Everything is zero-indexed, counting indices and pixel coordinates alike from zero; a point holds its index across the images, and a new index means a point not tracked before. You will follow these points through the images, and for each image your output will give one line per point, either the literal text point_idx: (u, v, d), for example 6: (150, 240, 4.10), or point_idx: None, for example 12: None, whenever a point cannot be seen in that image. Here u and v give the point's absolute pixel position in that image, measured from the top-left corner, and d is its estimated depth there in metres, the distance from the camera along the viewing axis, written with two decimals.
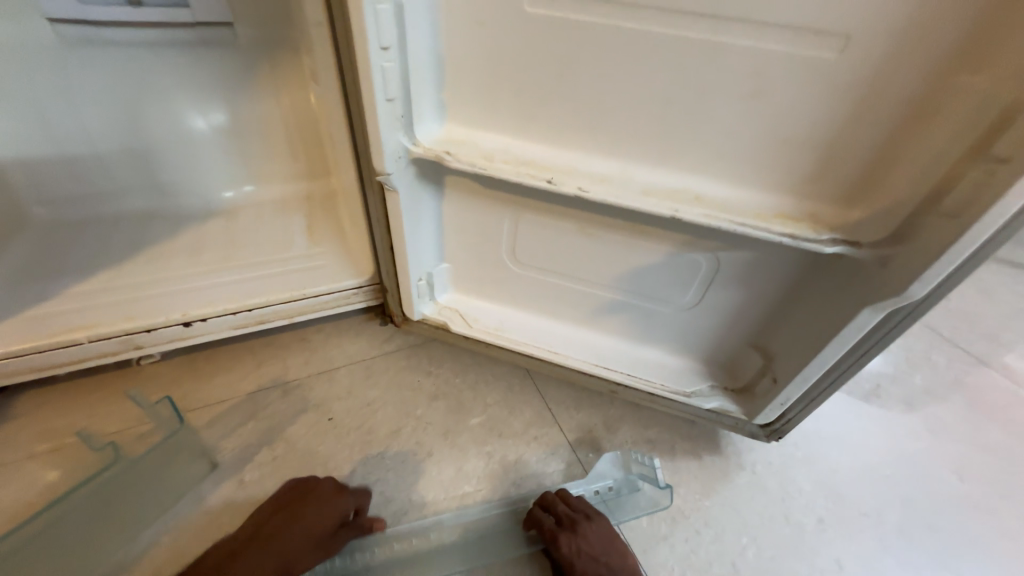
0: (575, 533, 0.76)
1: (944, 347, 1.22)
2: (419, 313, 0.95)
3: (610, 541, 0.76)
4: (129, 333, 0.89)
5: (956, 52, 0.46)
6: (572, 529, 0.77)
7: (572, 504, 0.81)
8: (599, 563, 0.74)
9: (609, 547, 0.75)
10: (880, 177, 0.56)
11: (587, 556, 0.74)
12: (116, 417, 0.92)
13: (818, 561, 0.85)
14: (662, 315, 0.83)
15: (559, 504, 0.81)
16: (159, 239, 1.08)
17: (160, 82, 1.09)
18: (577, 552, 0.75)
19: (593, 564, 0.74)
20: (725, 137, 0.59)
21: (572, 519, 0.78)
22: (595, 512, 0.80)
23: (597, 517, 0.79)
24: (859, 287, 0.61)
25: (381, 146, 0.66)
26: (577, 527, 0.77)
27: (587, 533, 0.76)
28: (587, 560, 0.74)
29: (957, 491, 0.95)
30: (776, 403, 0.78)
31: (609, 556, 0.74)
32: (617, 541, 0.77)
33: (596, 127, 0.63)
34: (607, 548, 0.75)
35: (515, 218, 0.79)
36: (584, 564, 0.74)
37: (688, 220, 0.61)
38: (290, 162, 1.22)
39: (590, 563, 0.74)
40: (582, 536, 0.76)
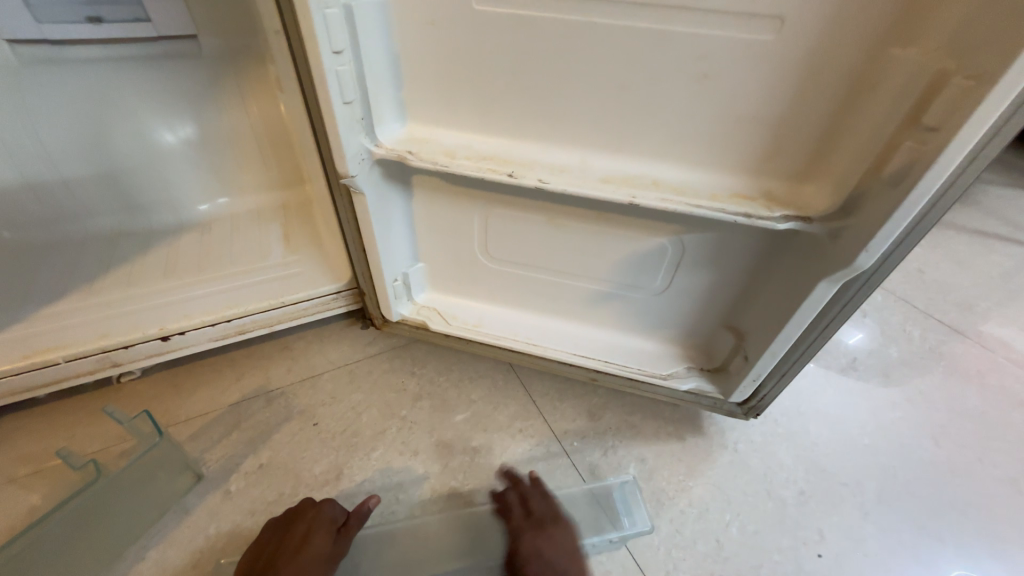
0: (542, 533, 0.75)
1: (918, 318, 1.25)
2: (398, 314, 0.95)
3: (572, 552, 0.73)
4: (106, 350, 0.88)
5: (886, 27, 0.48)
6: (539, 529, 0.76)
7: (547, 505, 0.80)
8: (557, 568, 0.70)
9: (570, 558, 0.72)
10: (825, 152, 0.57)
11: (546, 558, 0.72)
12: (99, 435, 0.91)
13: (801, 532, 0.86)
14: (636, 301, 0.85)
15: (534, 500, 0.80)
16: (135, 256, 1.08)
17: (126, 99, 1.08)
18: (536, 551, 0.73)
19: (548, 568, 0.70)
20: (677, 121, 0.60)
21: (541, 521, 0.77)
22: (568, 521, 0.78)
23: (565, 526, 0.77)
24: (816, 261, 0.63)
25: (343, 148, 0.66)
26: (544, 530, 0.75)
27: (553, 535, 0.75)
28: (544, 561, 0.71)
29: (935, 457, 0.98)
30: (748, 380, 0.80)
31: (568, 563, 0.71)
32: (579, 557, 0.73)
33: (554, 118, 0.64)
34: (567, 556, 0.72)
35: (485, 214, 0.80)
36: (541, 566, 0.70)
37: (647, 204, 0.62)
38: (263, 172, 1.23)
39: (547, 565, 0.71)
40: (547, 538, 0.74)
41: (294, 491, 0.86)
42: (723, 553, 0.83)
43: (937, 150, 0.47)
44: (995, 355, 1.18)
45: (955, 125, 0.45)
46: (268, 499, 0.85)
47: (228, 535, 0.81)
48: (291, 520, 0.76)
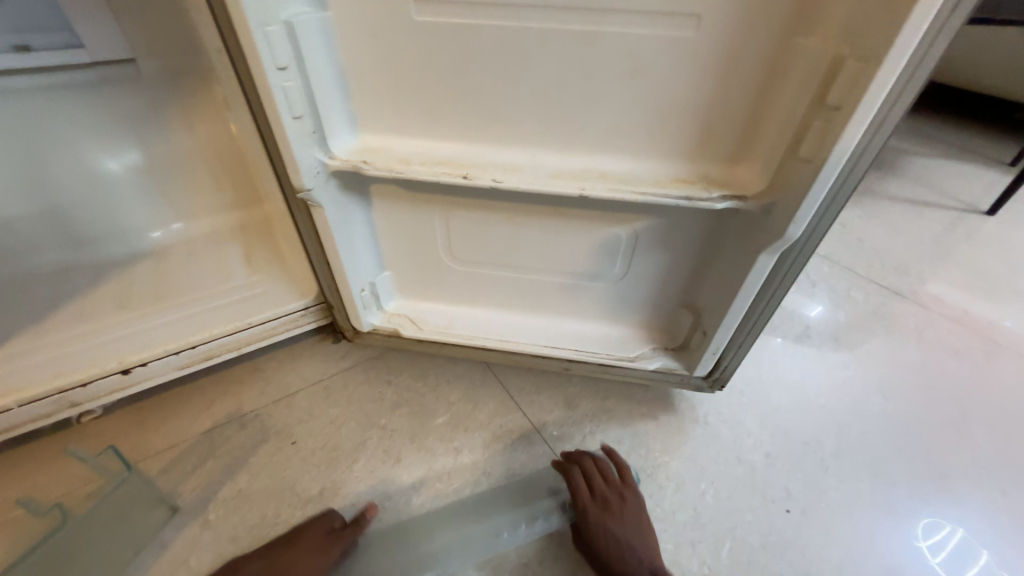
0: (607, 510, 0.80)
1: (861, 284, 1.35)
2: (369, 324, 0.95)
3: (639, 522, 0.80)
4: (62, 390, 0.85)
5: (788, 19, 0.53)
6: (605, 507, 0.80)
7: (610, 481, 0.84)
8: (628, 539, 0.77)
9: (637, 525, 0.79)
10: (752, 134, 0.62)
11: (617, 534, 0.77)
12: (61, 479, 0.87)
13: (770, 491, 0.92)
14: (599, 289, 0.88)
15: (596, 480, 0.84)
16: (87, 289, 1.04)
17: (62, 128, 1.04)
18: (605, 528, 0.78)
19: (617, 542, 0.77)
20: (616, 116, 0.64)
21: (606, 496, 0.82)
22: (632, 489, 0.84)
23: (629, 498, 0.83)
24: (754, 237, 0.68)
25: (297, 163, 0.67)
26: (615, 506, 0.81)
27: (617, 511, 0.80)
28: (614, 534, 0.77)
29: (884, 409, 1.06)
30: (709, 353, 0.84)
31: (635, 533, 0.78)
32: (645, 527, 0.80)
33: (502, 119, 0.67)
34: (635, 526, 0.79)
35: (446, 218, 0.82)
36: (611, 540, 0.77)
37: (596, 195, 0.65)
38: (218, 193, 1.20)
39: (618, 539, 0.77)
40: (613, 514, 0.80)
41: (277, 511, 0.85)
42: (701, 519, 0.88)
43: (842, 126, 0.53)
44: (931, 311, 1.29)
45: (854, 103, 0.51)
46: (250, 523, 0.84)
47: (210, 564, 0.79)
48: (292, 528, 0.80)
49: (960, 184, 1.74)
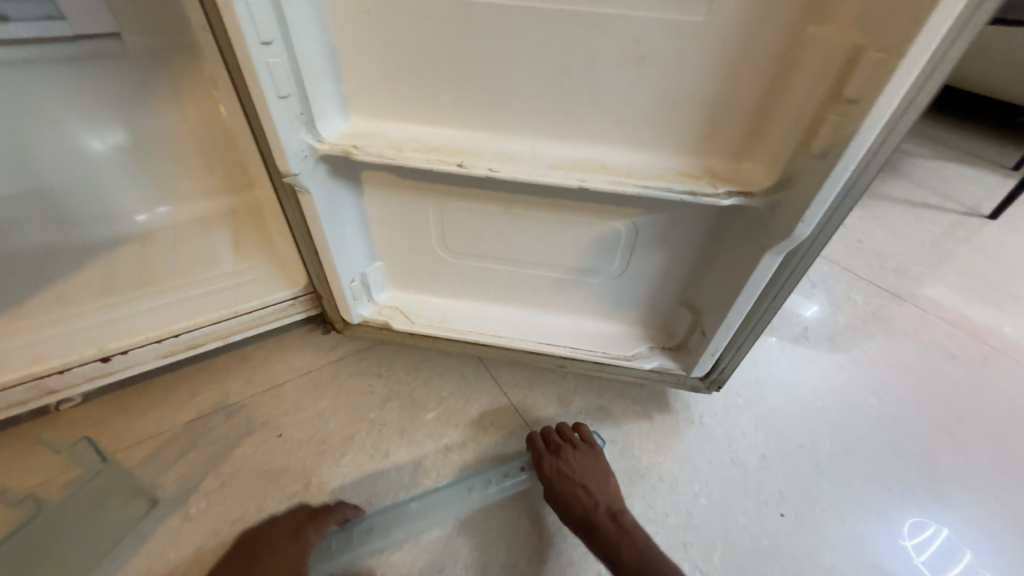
0: (561, 455, 0.84)
1: (860, 285, 1.33)
2: (359, 316, 0.93)
3: (595, 467, 0.84)
4: (38, 377, 0.81)
5: (806, 5, 0.50)
6: (559, 454, 0.85)
7: (565, 433, 0.89)
8: (581, 480, 0.81)
9: (592, 469, 0.83)
10: (761, 128, 0.60)
11: (569, 475, 0.81)
12: (37, 469, 0.84)
13: (763, 494, 0.91)
14: (596, 285, 0.86)
15: (550, 433, 0.89)
16: (67, 273, 1.01)
17: (42, 103, 0.99)
18: (557, 470, 0.82)
19: (567, 483, 0.80)
20: (620, 104, 0.61)
21: (560, 446, 0.86)
22: (588, 439, 0.88)
23: (585, 447, 0.87)
24: (759, 235, 0.66)
25: (283, 145, 0.63)
26: (569, 453, 0.85)
27: (571, 456, 0.84)
28: (567, 477, 0.81)
29: (881, 413, 1.05)
30: (708, 353, 0.82)
31: (590, 476, 0.82)
32: (599, 470, 0.83)
33: (501, 105, 0.64)
34: (590, 470, 0.83)
35: (440, 207, 0.79)
36: (565, 482, 0.80)
37: (596, 187, 0.63)
38: (206, 177, 1.16)
39: (569, 481, 0.80)
40: (568, 460, 0.84)
41: (260, 505, 0.83)
42: (694, 521, 0.86)
43: (858, 120, 0.50)
44: (930, 314, 1.27)
45: (872, 97, 0.48)
46: (232, 517, 0.82)
47: (190, 558, 0.77)
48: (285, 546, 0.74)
49: (962, 187, 1.73)
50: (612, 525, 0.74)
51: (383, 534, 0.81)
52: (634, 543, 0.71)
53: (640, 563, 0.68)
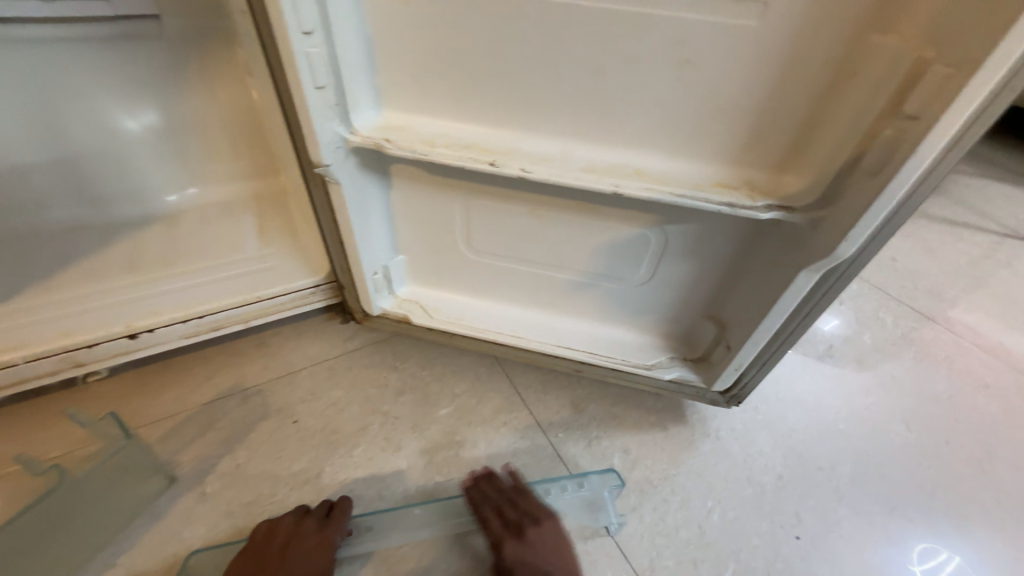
0: (518, 539, 0.75)
1: (890, 306, 1.29)
2: (379, 308, 0.93)
3: (556, 547, 0.74)
4: (67, 350, 0.83)
5: (867, 14, 0.48)
6: (517, 535, 0.75)
7: (522, 508, 0.79)
8: (546, 569, 0.72)
9: (553, 552, 0.74)
10: (808, 140, 0.57)
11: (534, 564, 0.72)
12: (61, 439, 0.87)
13: (779, 516, 0.88)
14: (619, 292, 0.84)
15: (508, 507, 0.79)
16: (97, 249, 1.03)
17: (81, 83, 1.02)
18: (519, 559, 0.73)
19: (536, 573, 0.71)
20: (660, 109, 0.60)
21: (519, 523, 0.77)
22: (549, 514, 0.79)
23: (546, 520, 0.77)
24: (796, 251, 0.63)
25: (316, 137, 0.64)
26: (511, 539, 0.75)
27: (531, 539, 0.75)
28: (533, 567, 0.72)
29: (906, 441, 1.01)
30: (731, 368, 0.80)
31: (551, 559, 0.73)
32: (564, 550, 0.75)
33: (536, 105, 0.63)
34: (549, 551, 0.74)
35: (466, 205, 0.78)
36: (531, 573, 0.71)
37: (630, 193, 0.61)
38: (235, 161, 1.17)
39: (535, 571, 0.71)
40: (526, 541, 0.75)
41: (273, 490, 0.84)
42: (705, 539, 0.85)
43: (918, 139, 0.47)
44: (964, 340, 1.22)
45: (935, 115, 0.46)
46: (245, 500, 0.83)
47: (203, 538, 0.79)
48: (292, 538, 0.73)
49: (1005, 208, 1.65)
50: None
51: (381, 539, 0.80)
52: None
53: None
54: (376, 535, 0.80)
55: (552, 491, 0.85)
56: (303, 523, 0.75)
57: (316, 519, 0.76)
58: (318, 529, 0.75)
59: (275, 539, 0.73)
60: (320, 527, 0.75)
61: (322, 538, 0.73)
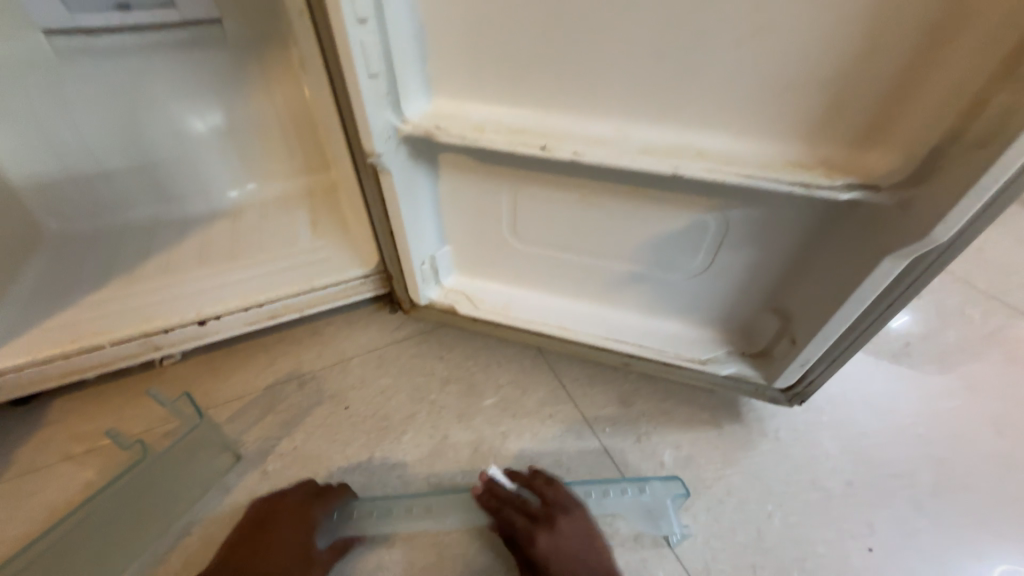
0: (551, 530, 0.71)
1: (978, 300, 1.16)
2: (426, 298, 0.94)
3: (588, 536, 0.72)
4: (147, 334, 0.91)
5: None
6: (548, 526, 0.72)
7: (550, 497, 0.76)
8: (580, 558, 0.70)
9: (585, 542, 0.71)
10: (898, 111, 0.52)
11: (567, 553, 0.70)
12: (143, 417, 0.95)
13: (848, 524, 0.82)
14: (671, 283, 0.81)
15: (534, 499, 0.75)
16: (170, 243, 1.11)
17: (155, 88, 1.09)
18: (553, 550, 0.70)
19: (572, 561, 0.69)
20: (725, 85, 0.56)
21: (548, 513, 0.73)
22: (574, 501, 0.76)
23: (575, 509, 0.75)
24: (879, 235, 0.58)
25: (370, 125, 0.65)
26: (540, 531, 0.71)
27: (563, 529, 0.72)
28: (569, 557, 0.69)
29: (999, 450, 0.90)
30: (796, 365, 0.75)
31: (583, 549, 0.70)
32: (592, 535, 0.73)
33: (590, 86, 0.60)
34: (581, 541, 0.71)
35: (514, 193, 0.77)
36: (566, 563, 0.69)
37: (691, 176, 0.58)
38: (290, 157, 1.23)
39: (570, 560, 0.69)
40: (559, 532, 0.71)
41: (328, 472, 0.88)
42: (764, 544, 0.80)
43: None
44: None
45: None
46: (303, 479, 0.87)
47: None
48: (270, 512, 0.77)
49: None
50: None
51: (387, 523, 0.79)
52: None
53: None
54: (381, 518, 0.79)
55: (611, 493, 0.80)
56: (286, 497, 0.79)
57: (302, 494, 0.79)
58: (298, 504, 0.78)
59: (261, 509, 0.78)
60: (302, 502, 0.78)
61: (302, 512, 0.76)
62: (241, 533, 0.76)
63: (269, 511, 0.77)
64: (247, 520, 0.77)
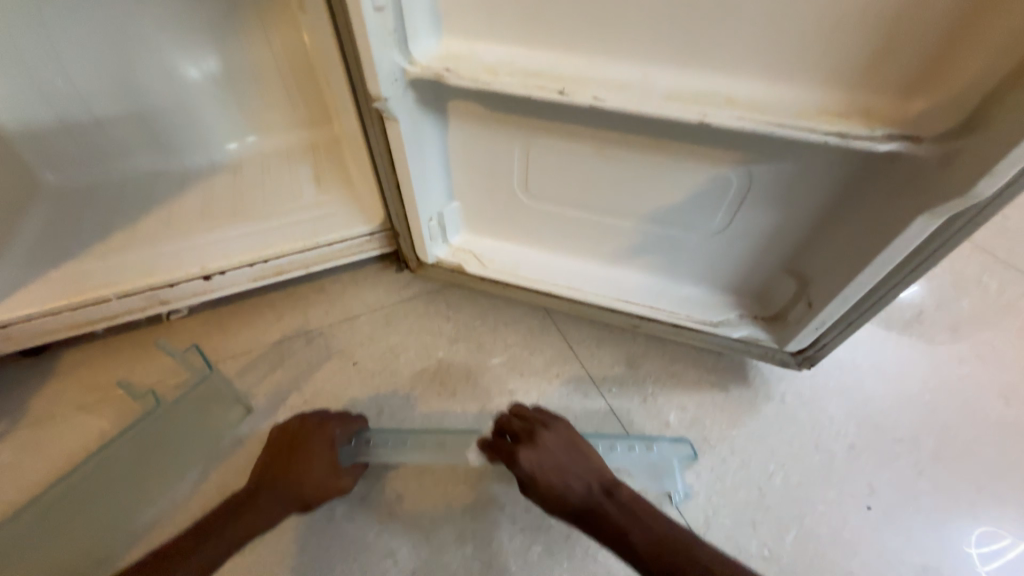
0: (530, 444, 0.70)
1: (997, 269, 1.12)
2: (434, 256, 0.93)
3: (570, 443, 0.71)
4: (153, 288, 0.90)
5: None
6: (529, 441, 0.71)
7: (528, 419, 0.76)
8: (566, 467, 0.68)
9: (569, 448, 0.70)
10: (954, 52, 0.47)
11: (553, 464, 0.68)
12: (154, 369, 0.96)
13: (849, 485, 0.83)
14: (687, 243, 0.78)
15: (515, 422, 0.75)
16: (170, 196, 1.08)
17: (145, 30, 1.03)
18: (538, 463, 0.68)
19: (558, 472, 0.67)
20: (764, 22, 0.51)
21: (528, 432, 0.73)
22: (557, 421, 0.75)
23: (555, 424, 0.74)
24: (915, 191, 0.55)
25: (376, 66, 0.60)
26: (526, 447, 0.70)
27: (546, 443, 0.70)
28: (555, 466, 0.68)
29: (1005, 417, 0.91)
30: (810, 328, 0.74)
31: (569, 458, 0.69)
32: (579, 444, 0.71)
33: (612, 24, 0.56)
34: (566, 451, 0.70)
35: (526, 144, 0.73)
36: (553, 472, 0.67)
37: (719, 124, 0.54)
38: (290, 108, 1.17)
39: (556, 470, 0.67)
40: (540, 444, 0.70)
41: None
42: (765, 501, 0.82)
43: None
44: None
45: None
46: None
47: None
48: (294, 435, 0.78)
49: None
50: (600, 524, 0.62)
51: (400, 454, 0.80)
52: (640, 521, 0.61)
53: (659, 556, 0.56)
54: (395, 449, 0.80)
55: (619, 449, 0.80)
56: (305, 420, 0.81)
57: (321, 415, 0.82)
58: (320, 424, 0.80)
59: (285, 433, 0.79)
60: (322, 423, 0.80)
61: (324, 431, 0.79)
62: (264, 463, 0.75)
63: (292, 435, 0.78)
64: (270, 448, 0.77)
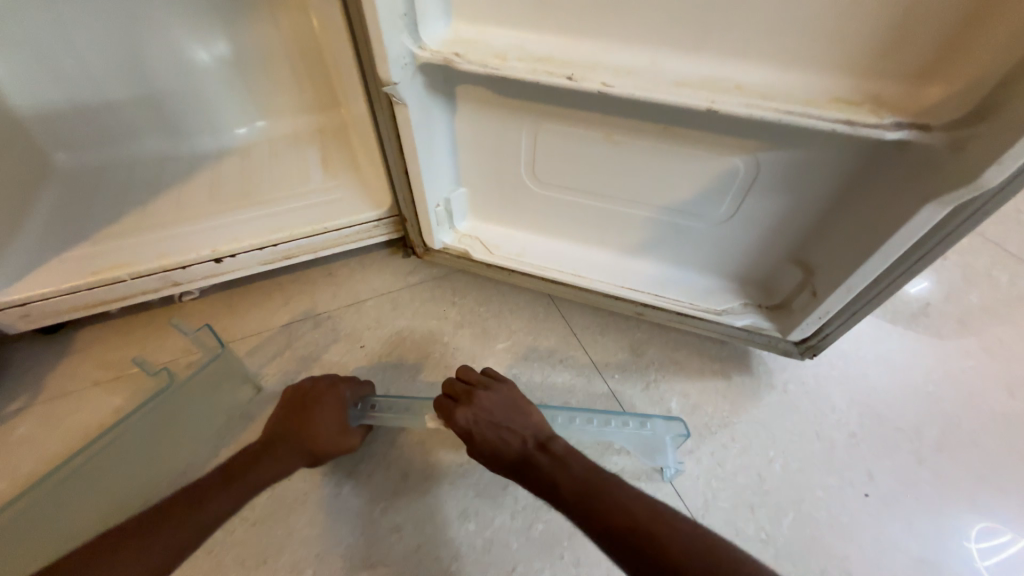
0: (471, 404, 0.74)
1: (1008, 263, 1.12)
2: (440, 242, 0.93)
3: (510, 403, 0.74)
4: (166, 269, 0.92)
5: None
6: (468, 401, 0.74)
7: (472, 381, 0.79)
8: (501, 424, 0.71)
9: (507, 407, 0.74)
10: (966, 39, 0.47)
11: (490, 422, 0.72)
12: (167, 348, 0.98)
13: (848, 473, 0.85)
14: (692, 231, 0.79)
15: (457, 384, 0.79)
16: (181, 179, 1.09)
17: (155, 12, 1.03)
18: (473, 421, 0.72)
19: (493, 429, 0.71)
20: (775, 8, 0.50)
21: (468, 392, 0.76)
22: (501, 383, 0.78)
23: (497, 385, 0.78)
24: (924, 180, 0.55)
25: (386, 49, 0.60)
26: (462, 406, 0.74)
27: (483, 402, 0.74)
28: (490, 423, 0.71)
29: (1007, 410, 0.91)
30: (813, 317, 0.74)
31: (506, 415, 0.72)
32: (517, 404, 0.74)
33: (622, 10, 0.56)
34: (504, 409, 0.73)
35: (534, 130, 0.73)
36: (488, 429, 0.71)
37: (728, 110, 0.54)
38: (299, 93, 1.18)
39: (492, 427, 0.71)
40: (478, 404, 0.74)
41: None
42: (764, 487, 0.83)
43: None
44: None
45: None
46: None
47: None
48: (304, 395, 0.81)
49: None
50: (531, 476, 0.65)
51: (403, 419, 0.81)
52: (569, 468, 0.63)
53: (583, 497, 0.58)
54: (398, 414, 0.81)
55: (613, 424, 0.80)
56: (315, 382, 0.83)
57: (331, 378, 0.84)
58: (328, 385, 0.82)
59: (296, 392, 0.82)
60: (331, 385, 0.82)
61: (334, 392, 0.81)
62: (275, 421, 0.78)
63: (302, 395, 0.81)
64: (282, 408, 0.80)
